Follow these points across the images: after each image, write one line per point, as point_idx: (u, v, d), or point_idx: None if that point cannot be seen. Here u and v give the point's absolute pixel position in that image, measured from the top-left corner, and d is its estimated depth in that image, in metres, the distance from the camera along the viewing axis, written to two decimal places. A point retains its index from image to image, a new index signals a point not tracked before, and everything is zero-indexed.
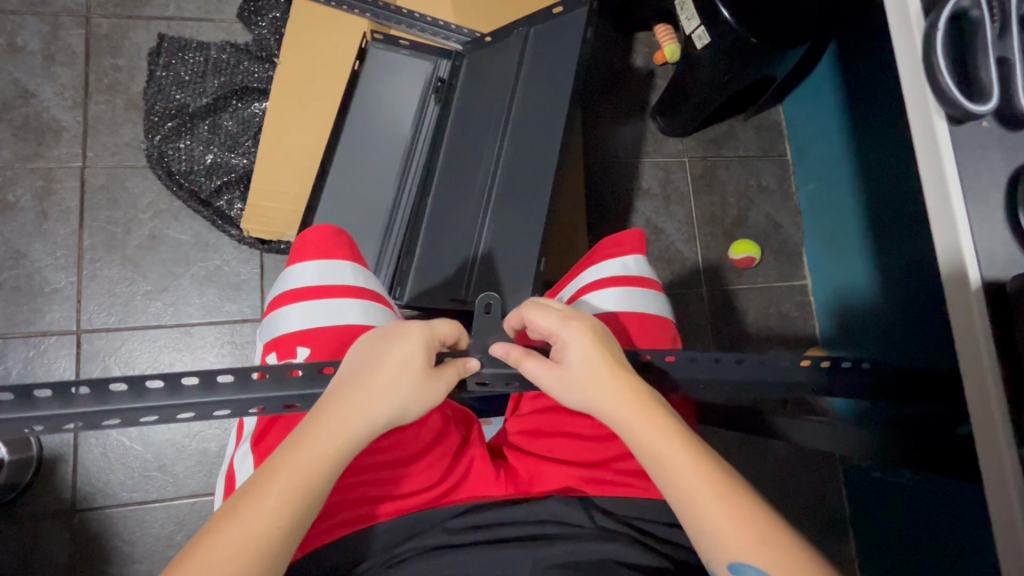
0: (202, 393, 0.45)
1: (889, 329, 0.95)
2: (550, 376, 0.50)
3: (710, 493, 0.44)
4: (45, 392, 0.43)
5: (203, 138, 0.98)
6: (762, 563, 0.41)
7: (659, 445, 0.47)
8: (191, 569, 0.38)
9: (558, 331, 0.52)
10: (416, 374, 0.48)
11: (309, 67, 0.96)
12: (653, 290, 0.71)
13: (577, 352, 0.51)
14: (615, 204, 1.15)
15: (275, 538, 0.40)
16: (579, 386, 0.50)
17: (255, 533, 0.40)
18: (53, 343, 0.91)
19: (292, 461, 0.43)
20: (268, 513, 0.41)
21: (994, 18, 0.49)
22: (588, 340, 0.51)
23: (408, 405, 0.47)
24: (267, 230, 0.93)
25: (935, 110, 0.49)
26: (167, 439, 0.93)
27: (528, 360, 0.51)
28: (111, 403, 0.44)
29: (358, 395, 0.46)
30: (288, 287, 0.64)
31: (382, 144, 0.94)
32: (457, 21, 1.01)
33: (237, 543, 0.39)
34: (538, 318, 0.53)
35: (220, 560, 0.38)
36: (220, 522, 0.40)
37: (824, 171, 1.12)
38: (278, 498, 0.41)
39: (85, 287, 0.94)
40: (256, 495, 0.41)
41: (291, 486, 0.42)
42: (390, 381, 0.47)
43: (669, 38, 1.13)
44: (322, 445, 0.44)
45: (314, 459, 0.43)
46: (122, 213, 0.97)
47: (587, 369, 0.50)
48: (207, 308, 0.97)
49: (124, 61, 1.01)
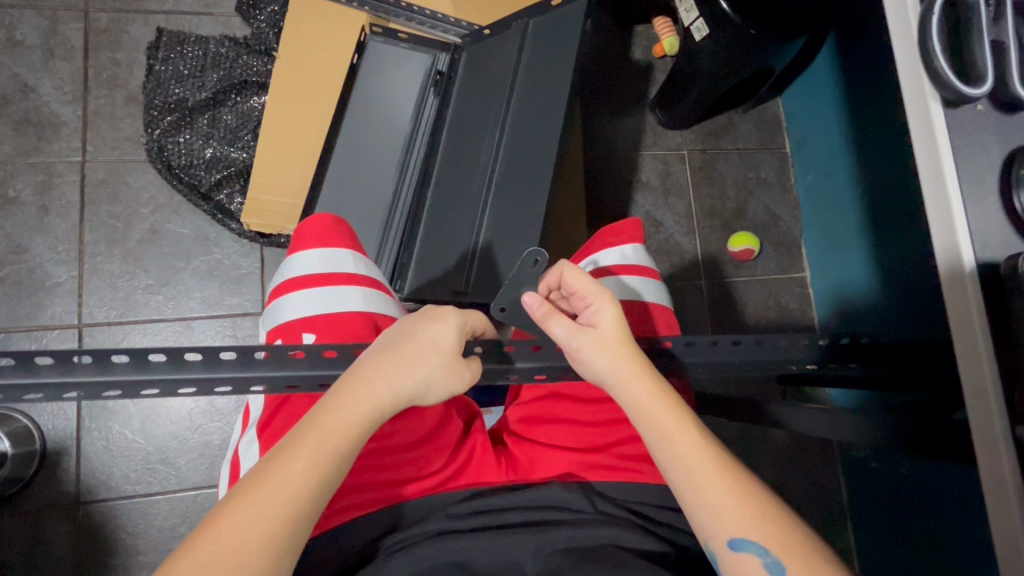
0: (203, 369, 0.46)
1: (886, 320, 0.96)
2: (581, 340, 0.49)
3: (713, 471, 0.45)
4: (46, 359, 0.43)
5: (203, 132, 0.98)
6: (762, 538, 0.42)
7: (667, 423, 0.47)
8: (222, 525, 0.39)
9: (592, 294, 0.51)
10: (444, 352, 0.48)
11: (309, 59, 0.96)
12: (651, 277, 0.72)
13: (610, 318, 0.50)
14: (614, 196, 1.15)
15: (301, 502, 0.41)
16: (610, 349, 0.49)
17: (282, 497, 0.41)
18: (55, 337, 0.92)
19: (320, 425, 0.43)
20: (295, 478, 0.41)
21: (990, 2, 0.49)
22: (617, 309, 0.51)
23: (435, 384, 0.48)
24: (268, 224, 0.94)
25: (930, 94, 0.49)
26: (170, 432, 0.93)
27: (561, 319, 0.49)
28: (113, 373, 0.44)
29: (389, 366, 0.47)
30: (292, 274, 0.64)
31: (383, 137, 0.94)
32: (455, 13, 1.00)
33: (266, 504, 0.40)
34: (574, 279, 0.50)
35: (251, 520, 0.39)
36: (249, 484, 0.41)
37: (823, 163, 1.12)
38: (306, 462, 0.42)
39: (86, 281, 0.94)
40: (284, 460, 0.42)
41: (318, 453, 0.42)
42: (420, 358, 0.48)
43: (667, 30, 1.13)
44: (347, 412, 0.44)
45: (344, 429, 0.44)
46: (123, 208, 0.97)
47: (616, 337, 0.49)
48: (208, 302, 0.97)
49: (124, 55, 1.01)
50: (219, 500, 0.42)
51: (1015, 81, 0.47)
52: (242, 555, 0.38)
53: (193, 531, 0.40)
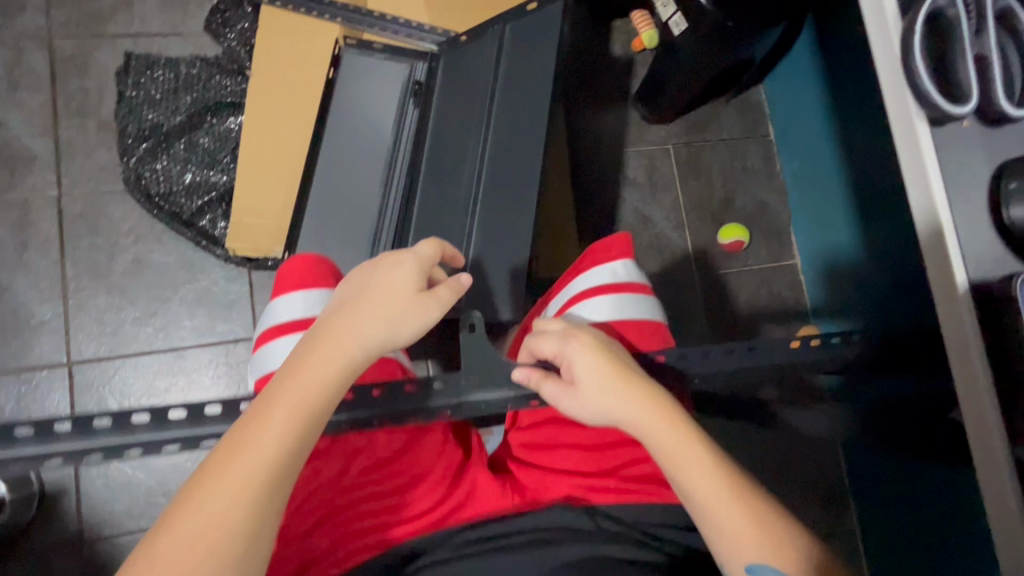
0: (220, 421, 0.48)
1: (876, 304, 0.96)
2: (566, 400, 0.49)
3: (732, 502, 0.44)
4: (67, 425, 0.46)
5: (181, 157, 0.97)
6: (781, 564, 0.43)
7: (679, 450, 0.46)
8: (207, 490, 0.41)
9: (561, 351, 0.50)
10: (406, 293, 0.53)
11: (287, 78, 0.95)
12: (643, 292, 0.71)
13: (584, 367, 0.49)
14: (602, 194, 1.14)
15: (281, 457, 0.43)
16: (598, 399, 0.48)
17: (262, 455, 0.42)
18: (44, 377, 0.90)
19: (297, 382, 0.46)
20: (273, 435, 0.43)
21: (971, 17, 0.48)
22: (593, 355, 0.49)
23: (403, 322, 0.52)
24: (253, 248, 0.93)
25: (917, 114, 0.48)
26: (170, 464, 0.92)
27: (546, 383, 0.49)
28: (132, 433, 0.47)
29: (357, 313, 0.51)
30: (277, 319, 0.64)
31: (365, 151, 0.94)
32: (430, 20, 0.98)
33: (247, 464, 0.42)
34: (540, 345, 0.52)
35: (232, 483, 0.41)
36: (226, 450, 0.42)
37: (808, 149, 1.12)
38: (285, 418, 0.44)
39: (72, 317, 0.93)
40: (263, 419, 0.44)
41: (295, 407, 0.45)
42: (383, 302, 0.52)
43: (646, 24, 1.10)
44: (325, 364, 0.47)
45: (320, 380, 0.47)
46: (104, 240, 0.95)
47: (599, 386, 0.48)
48: (199, 331, 0.96)
49: (92, 82, 0.99)
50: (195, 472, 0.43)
51: (1002, 96, 0.47)
52: (229, 510, 0.40)
53: (174, 504, 0.41)
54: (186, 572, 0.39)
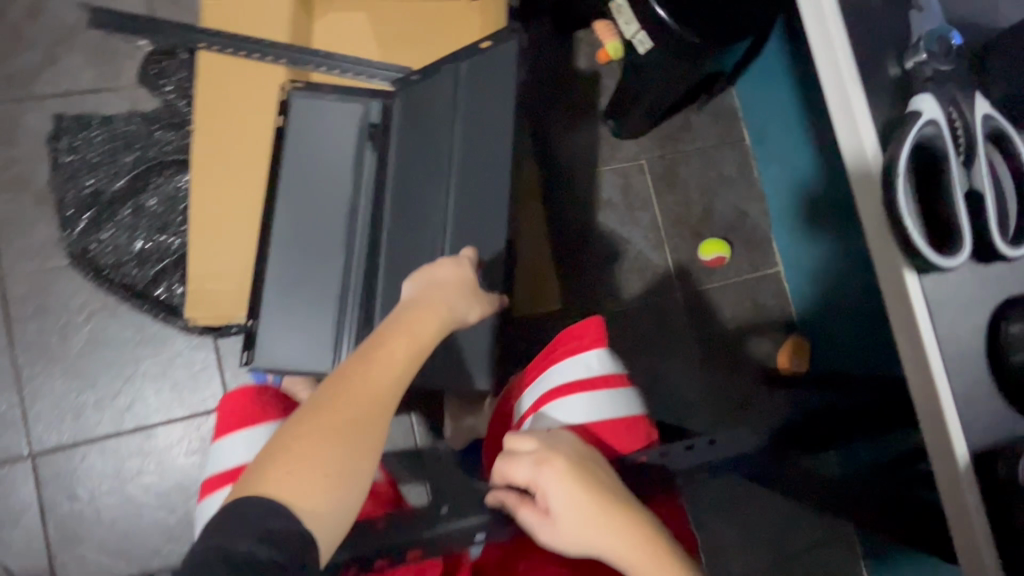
0: None
1: (858, 320, 0.94)
2: (544, 530, 0.50)
3: None
4: None
5: (127, 225, 0.91)
6: None
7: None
8: (342, 396, 0.48)
9: (534, 480, 0.51)
10: (469, 286, 0.65)
11: (233, 131, 0.89)
12: (621, 386, 0.67)
13: (560, 499, 0.50)
14: (578, 219, 1.10)
15: (395, 383, 0.52)
16: (575, 531, 0.49)
17: (381, 381, 0.51)
18: (7, 473, 0.86)
19: (404, 330, 0.56)
20: (390, 366, 0.52)
21: (961, 148, 0.49)
22: (569, 484, 0.50)
23: (467, 307, 0.63)
24: (215, 316, 0.87)
25: (905, 264, 0.49)
26: (149, 550, 0.87)
27: (523, 512, 0.50)
28: None
29: (439, 291, 0.61)
30: (216, 468, 0.59)
31: (321, 204, 0.85)
32: (384, 58, 0.96)
33: (372, 383, 0.50)
34: (511, 471, 0.52)
35: (362, 395, 0.49)
36: (352, 369, 0.50)
37: (783, 157, 1.08)
38: (398, 353, 0.53)
39: (30, 406, 0.88)
40: (379, 355, 0.52)
41: (406, 348, 0.54)
42: (453, 289, 0.63)
43: (609, 33, 1.05)
44: (420, 322, 0.57)
45: (419, 332, 0.56)
46: (55, 320, 0.90)
47: (576, 518, 0.50)
48: (167, 406, 0.91)
49: (22, 150, 0.92)
50: (318, 390, 0.49)
51: (995, 238, 0.47)
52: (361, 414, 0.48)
53: (308, 408, 0.47)
54: (320, 460, 0.44)
